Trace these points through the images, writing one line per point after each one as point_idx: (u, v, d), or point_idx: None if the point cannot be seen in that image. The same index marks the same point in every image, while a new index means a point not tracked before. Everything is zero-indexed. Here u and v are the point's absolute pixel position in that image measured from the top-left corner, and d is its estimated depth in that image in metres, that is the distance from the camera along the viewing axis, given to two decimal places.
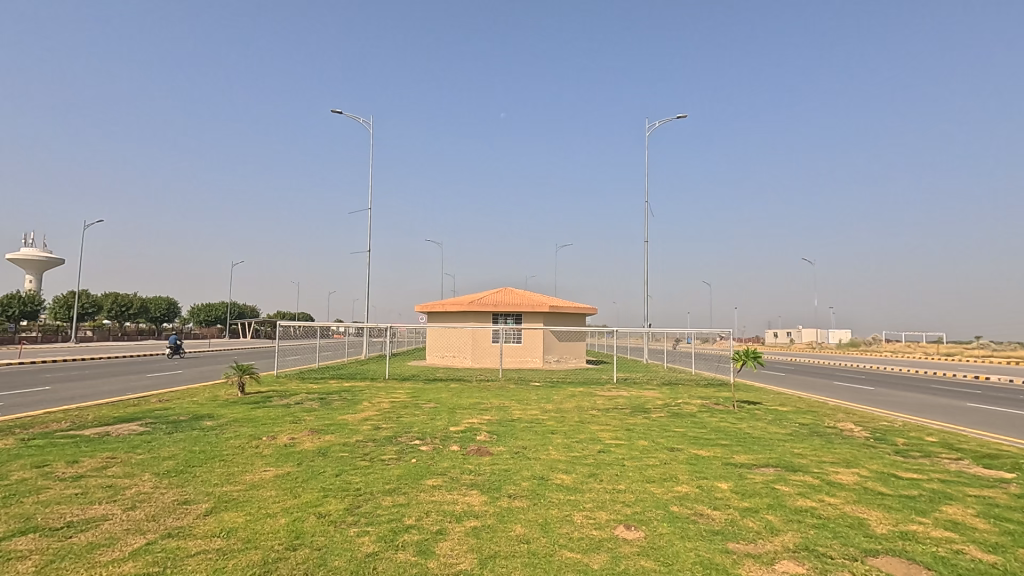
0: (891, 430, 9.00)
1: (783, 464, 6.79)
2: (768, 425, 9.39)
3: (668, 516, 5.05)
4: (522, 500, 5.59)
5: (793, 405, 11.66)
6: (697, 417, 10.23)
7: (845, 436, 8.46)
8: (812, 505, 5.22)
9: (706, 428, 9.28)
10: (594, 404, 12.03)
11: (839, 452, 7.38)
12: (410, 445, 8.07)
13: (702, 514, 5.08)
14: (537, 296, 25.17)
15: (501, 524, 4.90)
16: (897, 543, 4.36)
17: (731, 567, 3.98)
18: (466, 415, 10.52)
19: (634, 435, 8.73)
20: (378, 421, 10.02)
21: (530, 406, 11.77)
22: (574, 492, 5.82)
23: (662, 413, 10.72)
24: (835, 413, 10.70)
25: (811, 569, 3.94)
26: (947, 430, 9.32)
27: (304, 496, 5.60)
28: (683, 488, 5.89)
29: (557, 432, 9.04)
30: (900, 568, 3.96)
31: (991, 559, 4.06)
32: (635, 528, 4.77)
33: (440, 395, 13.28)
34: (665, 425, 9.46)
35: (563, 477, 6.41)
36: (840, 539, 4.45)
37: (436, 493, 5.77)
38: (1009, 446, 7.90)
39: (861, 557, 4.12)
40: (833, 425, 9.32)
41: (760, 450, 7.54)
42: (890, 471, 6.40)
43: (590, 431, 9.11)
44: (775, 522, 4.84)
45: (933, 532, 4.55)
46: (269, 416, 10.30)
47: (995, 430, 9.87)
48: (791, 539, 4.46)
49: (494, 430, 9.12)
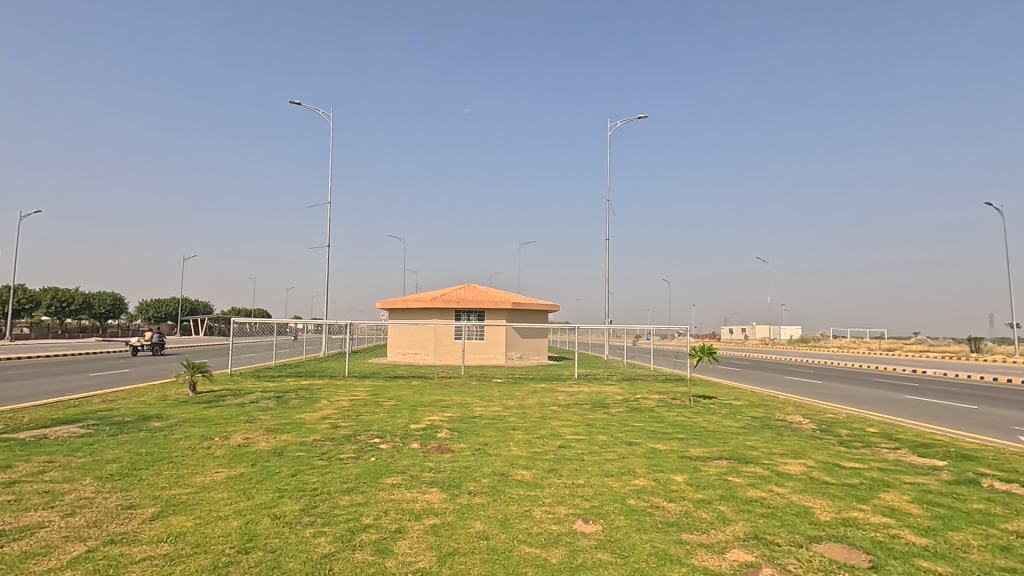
0: (836, 422, 9.42)
1: (735, 457, 7.02)
2: (723, 418, 9.69)
3: (625, 509, 5.15)
4: (482, 496, 5.58)
5: (747, 400, 12.04)
6: (655, 412, 10.49)
7: (794, 428, 8.82)
8: (762, 496, 5.42)
9: (664, 422, 9.52)
10: (556, 399, 12.18)
11: (788, 444, 7.69)
12: (369, 444, 7.96)
13: (658, 507, 5.21)
14: (502, 292, 25.06)
15: (460, 521, 4.90)
16: (839, 530, 4.57)
17: (684, 558, 4.09)
18: (428, 412, 10.42)
19: (593, 431, 8.87)
20: (336, 420, 9.83)
21: (492, 402, 11.79)
22: (534, 488, 5.86)
23: (621, 408, 10.97)
24: (786, 406, 11.13)
25: (759, 557, 4.09)
26: (887, 421, 9.81)
27: (257, 497, 5.45)
28: (641, 481, 6.03)
29: (518, 429, 9.11)
30: (843, 553, 4.14)
31: (923, 543, 4.31)
32: (593, 522, 4.85)
33: (402, 392, 13.17)
34: (624, 420, 9.64)
35: (523, 473, 6.44)
36: (787, 527, 4.64)
37: (395, 492, 5.71)
38: (943, 436, 8.35)
39: (805, 543, 4.30)
40: (782, 418, 9.68)
41: (714, 444, 7.76)
42: (834, 461, 6.70)
43: (550, 427, 9.22)
44: (727, 513, 5.00)
45: (872, 519, 4.80)
46: (222, 415, 9.98)
47: (932, 421, 10.41)
48: (741, 528, 4.62)
49: (456, 428, 9.07)
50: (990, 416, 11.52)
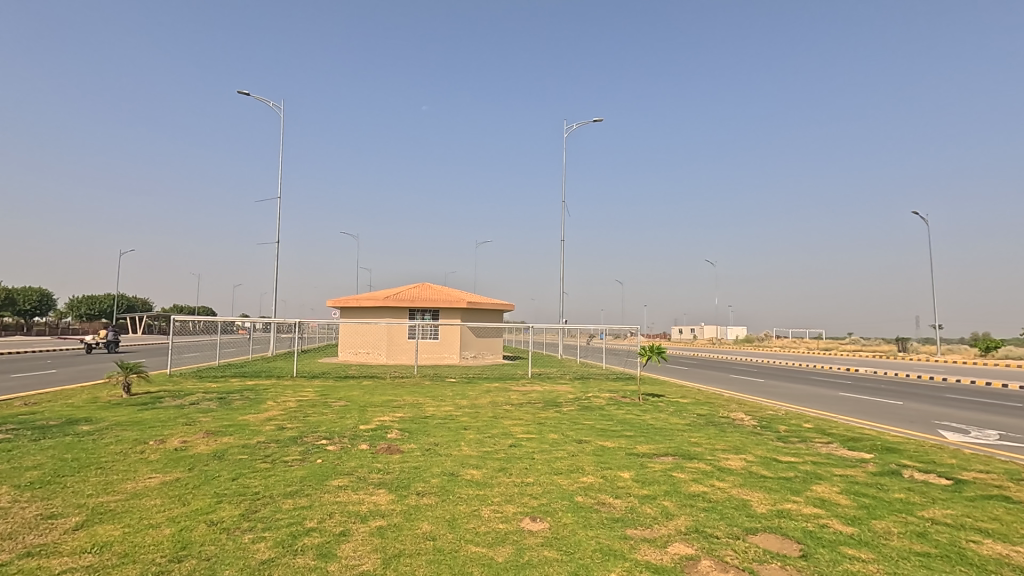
0: (775, 418, 9.85)
1: (680, 453, 7.23)
2: (670, 416, 9.97)
3: (572, 506, 5.22)
4: (430, 497, 5.53)
5: (693, 398, 12.41)
6: (606, 410, 10.70)
7: (736, 425, 9.17)
8: (704, 490, 5.61)
9: (613, 419, 9.71)
10: (509, 399, 12.21)
11: (730, 440, 7.98)
12: (316, 445, 7.75)
13: (604, 503, 5.30)
14: (457, 292, 24.93)
15: (407, 522, 4.84)
16: (773, 521, 4.78)
17: (628, 553, 4.18)
18: (378, 413, 10.25)
19: (544, 429, 8.94)
20: (282, 421, 9.53)
21: (445, 402, 11.70)
22: (483, 487, 5.86)
23: (573, 406, 11.12)
24: (730, 404, 11.56)
25: (698, 549, 4.22)
26: (822, 417, 10.34)
27: (194, 503, 5.22)
28: (589, 479, 6.12)
29: (470, 428, 9.08)
30: (776, 544, 4.33)
31: (849, 531, 4.56)
32: (540, 520, 4.89)
33: (352, 392, 12.90)
34: (575, 418, 9.77)
35: (472, 473, 6.43)
36: (726, 520, 4.81)
37: (341, 494, 5.58)
38: (872, 431, 8.86)
39: (742, 535, 4.48)
40: (725, 415, 10.05)
41: (661, 440, 7.97)
42: (772, 456, 7.00)
43: (502, 426, 9.24)
44: (670, 508, 5.14)
45: (804, 509, 5.04)
46: (159, 418, 9.51)
47: (863, 417, 11.04)
48: (683, 522, 4.76)
49: (406, 428, 8.96)
50: (914, 411, 12.33)
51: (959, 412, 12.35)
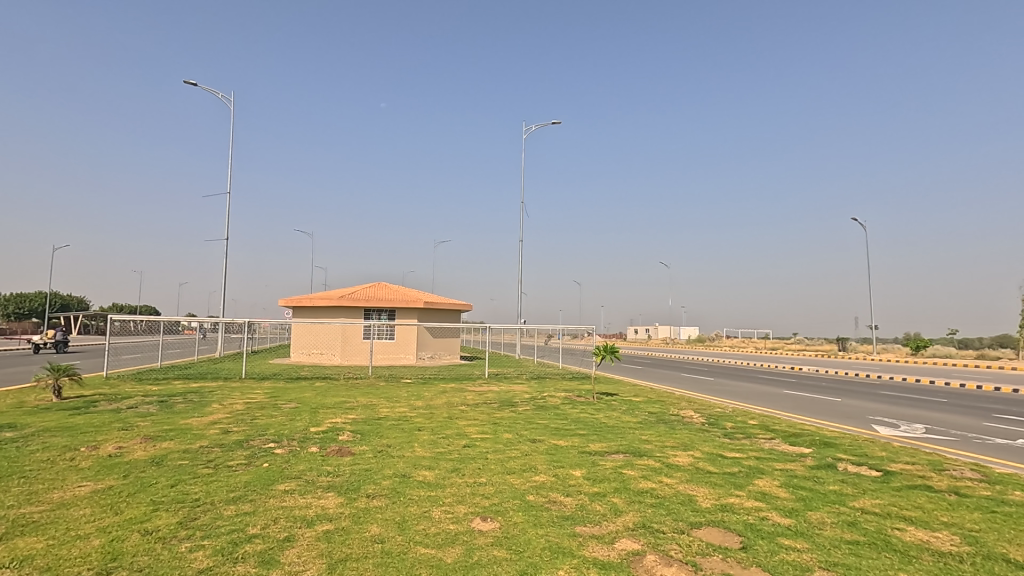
0: (722, 415, 10.19)
1: (631, 450, 7.38)
2: (623, 414, 10.16)
3: (524, 505, 5.24)
4: (380, 499, 5.45)
5: (646, 396, 12.69)
6: (561, 409, 10.80)
7: (685, 422, 9.43)
8: (652, 486, 5.74)
9: (567, 419, 9.81)
10: (464, 399, 12.16)
11: (679, 437, 8.21)
12: (263, 449, 7.51)
13: (555, 502, 5.35)
14: (415, 292, 24.67)
15: (355, 525, 4.75)
16: (717, 515, 4.94)
17: (576, 550, 4.23)
18: (330, 414, 10.03)
19: (499, 429, 8.96)
20: (228, 425, 9.18)
21: (399, 403, 11.55)
22: (435, 488, 5.82)
23: (528, 406, 11.17)
24: (680, 402, 11.87)
25: (644, 545, 4.31)
26: (766, 414, 10.76)
27: (127, 512, 4.96)
28: (541, 478, 6.17)
29: (424, 429, 9.00)
30: (718, 537, 4.47)
31: (786, 522, 4.76)
32: (491, 519, 4.90)
33: (303, 394, 12.56)
34: (530, 418, 9.82)
35: (425, 474, 6.36)
36: (672, 515, 4.94)
37: (287, 498, 5.42)
38: (811, 426, 9.29)
39: (686, 529, 4.61)
40: (676, 413, 10.32)
41: (613, 438, 8.11)
42: (718, 452, 7.24)
43: (457, 427, 9.20)
44: (619, 504, 5.24)
45: (746, 503, 5.23)
46: (92, 423, 9.00)
47: (805, 414, 11.55)
48: (631, 518, 4.86)
49: (358, 430, 8.80)
50: (850, 407, 12.99)
51: (890, 408, 13.12)
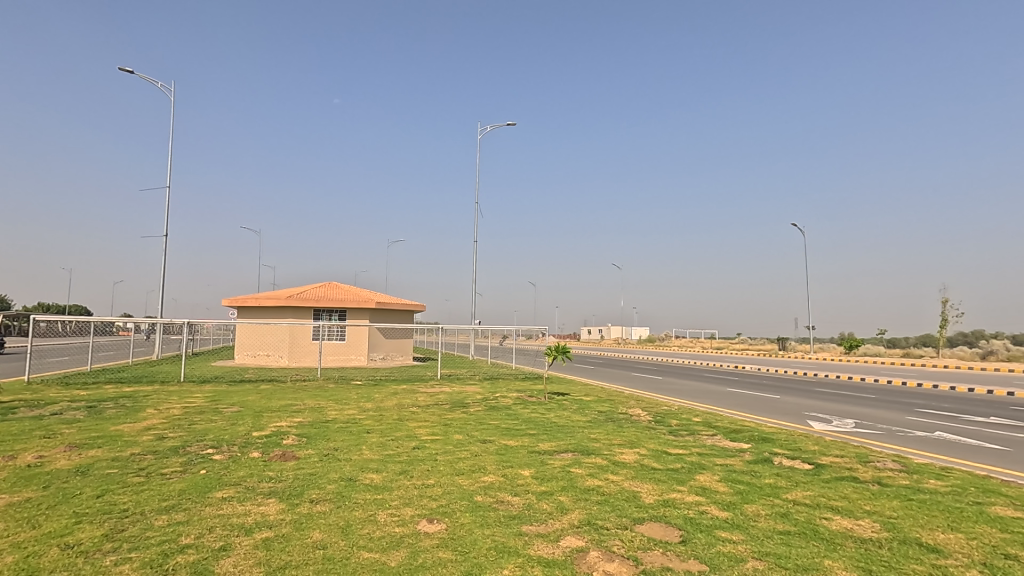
0: (669, 413, 10.48)
1: (579, 449, 7.49)
2: (573, 413, 10.31)
3: (471, 506, 5.24)
4: (324, 504, 5.32)
5: (597, 396, 12.90)
6: (512, 409, 10.84)
7: (633, 420, 9.66)
8: (598, 484, 5.84)
9: (518, 419, 9.86)
10: (416, 400, 12.02)
11: (626, 435, 8.40)
12: (201, 455, 7.19)
13: (502, 501, 5.37)
14: (367, 292, 24.21)
15: (297, 532, 4.61)
16: (659, 510, 5.08)
17: (521, 549, 4.25)
18: (274, 418, 9.70)
19: (450, 430, 8.91)
20: (163, 430, 8.74)
21: (348, 405, 11.30)
22: (382, 491, 5.72)
23: (480, 406, 11.16)
24: (629, 400, 12.14)
25: (588, 541, 4.39)
26: (710, 411, 11.13)
27: (46, 525, 4.64)
28: (490, 478, 6.18)
29: (372, 431, 8.85)
30: (660, 531, 4.60)
31: (724, 515, 4.94)
32: (437, 521, 4.86)
33: (247, 397, 12.10)
34: (481, 419, 9.80)
35: (372, 477, 6.25)
36: (616, 512, 5.04)
37: (225, 506, 5.22)
38: (751, 423, 9.69)
39: (630, 525, 4.71)
40: (624, 412, 10.55)
41: (562, 437, 8.21)
42: (663, 449, 7.45)
43: (407, 429, 9.08)
44: (566, 503, 5.30)
45: (687, 498, 5.40)
46: (10, 431, 8.37)
47: (746, 410, 12.04)
48: (576, 516, 4.93)
49: (304, 434, 8.55)
50: (788, 404, 13.61)
51: (824, 404, 13.84)
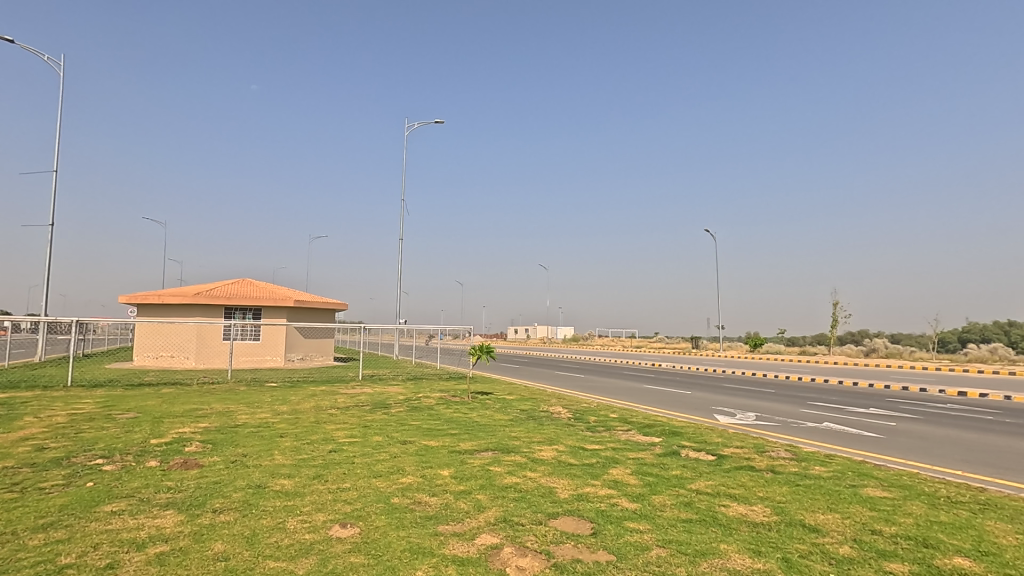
0: (587, 410, 10.82)
1: (500, 447, 7.57)
2: (495, 412, 10.39)
3: (387, 508, 5.15)
4: (229, 513, 5.04)
5: (520, 394, 13.07)
6: (435, 410, 10.75)
7: (553, 417, 9.89)
8: (516, 481, 5.94)
9: (440, 418, 9.81)
10: (334, 402, 11.64)
11: (546, 432, 8.59)
12: (89, 466, 6.58)
13: (419, 502, 5.32)
14: (285, 290, 23.13)
15: (196, 544, 4.34)
16: (573, 505, 5.24)
17: (436, 549, 4.24)
18: (176, 424, 9.05)
19: (369, 432, 8.70)
20: (43, 440, 7.90)
21: (261, 409, 10.75)
22: (292, 497, 5.50)
23: (401, 407, 10.99)
24: (550, 398, 12.41)
25: (503, 538, 4.44)
26: (627, 407, 11.59)
27: None
28: (408, 479, 6.10)
29: (286, 435, 8.48)
30: (572, 525, 4.74)
31: (633, 506, 5.18)
32: (350, 525, 4.75)
33: (146, 402, 11.20)
34: (402, 419, 9.66)
35: (283, 482, 5.99)
36: (532, 507, 5.15)
37: (115, 520, 4.81)
38: (663, 417, 10.19)
39: (544, 520, 4.83)
40: (545, 409, 10.78)
41: (483, 436, 8.25)
42: (580, 445, 7.69)
43: (323, 432, 8.77)
44: (483, 501, 5.34)
45: (600, 491, 5.61)
46: None
47: (660, 406, 12.64)
48: (493, 514, 4.98)
49: (209, 440, 8.04)
50: (699, 399, 14.44)
51: (730, 399, 14.81)
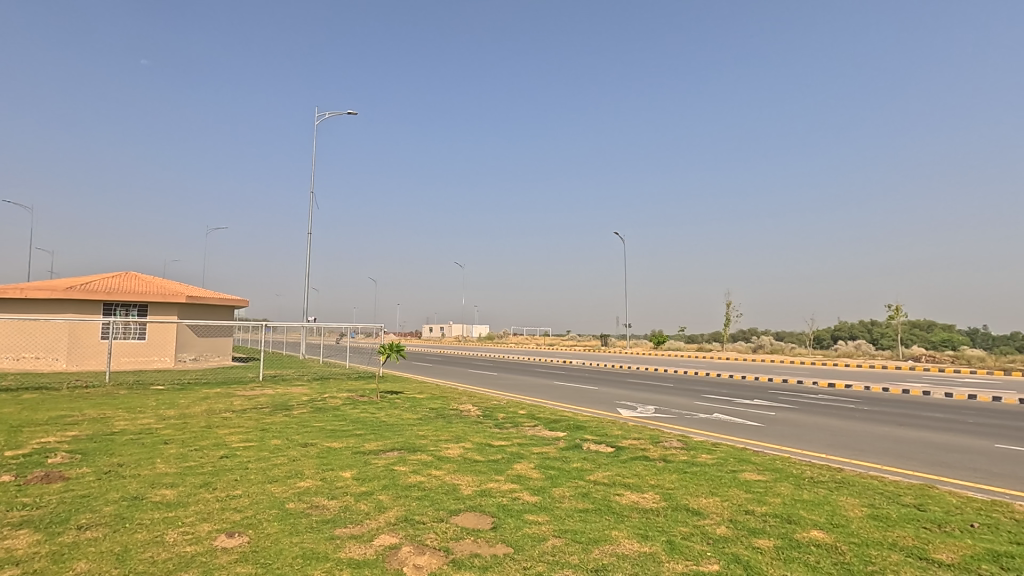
0: (497, 407, 10.96)
1: (406, 446, 7.47)
2: (404, 412, 10.23)
3: (281, 514, 4.91)
4: (97, 529, 4.58)
5: (430, 393, 12.96)
6: (340, 410, 10.40)
7: (462, 415, 9.91)
8: (420, 480, 5.89)
9: (346, 419, 9.50)
10: (230, 405, 10.92)
11: (454, 430, 8.59)
12: None
13: (317, 506, 5.13)
14: (177, 285, 21.34)
15: (54, 566, 3.91)
16: (476, 500, 5.29)
17: (331, 553, 4.11)
18: (39, 433, 8.07)
19: (267, 435, 8.25)
20: None
21: (143, 414, 9.85)
22: (175, 507, 5.11)
23: (304, 408, 10.52)
24: (461, 397, 12.42)
25: (402, 538, 4.40)
26: (536, 404, 11.85)
27: None
28: (306, 483, 5.86)
29: (171, 442, 7.83)
30: (473, 520, 4.78)
31: (533, 499, 5.32)
32: (239, 534, 4.49)
33: (2, 410, 9.89)
34: (304, 421, 9.26)
35: (164, 493, 5.54)
36: (434, 505, 5.14)
37: None
38: (569, 412, 10.53)
39: (446, 517, 4.83)
40: (455, 407, 10.78)
41: (389, 436, 8.10)
42: (486, 441, 7.77)
43: (215, 437, 8.20)
44: (384, 501, 5.25)
45: (503, 486, 5.71)
46: None
47: (567, 402, 13.04)
48: (393, 514, 4.91)
49: (79, 450, 7.25)
50: (604, 394, 15.06)
51: (633, 393, 15.59)
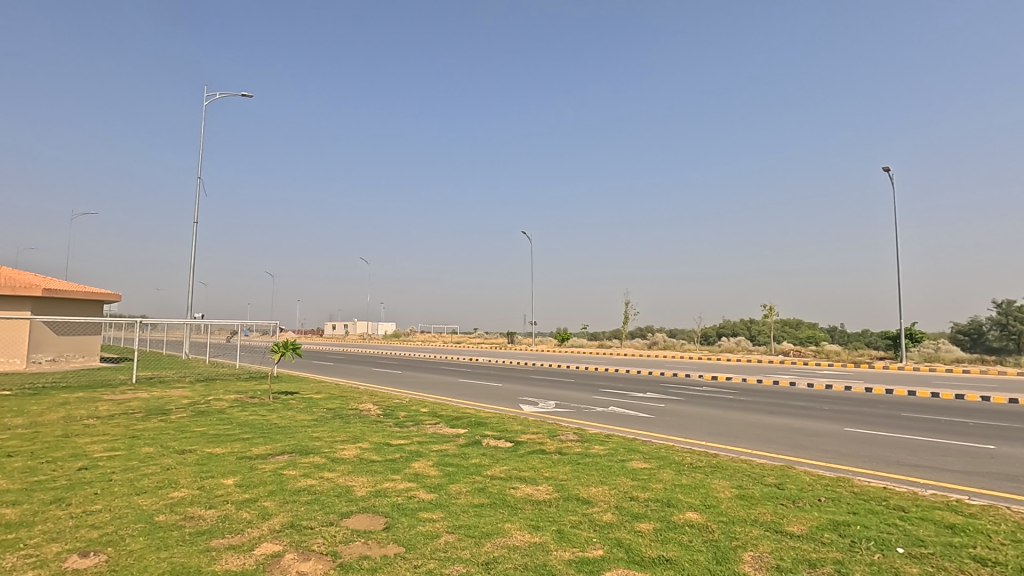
0: (398, 406, 10.75)
1: (298, 449, 7.11)
2: (298, 413, 9.74)
3: (148, 528, 4.48)
4: None
5: (329, 393, 12.44)
6: (226, 413, 9.70)
7: (361, 415, 9.62)
8: (310, 483, 5.64)
9: (232, 423, 8.87)
10: (94, 410, 9.80)
11: (351, 430, 8.31)
12: None
13: (192, 517, 4.74)
14: (31, 277, 18.77)
15: None
16: (369, 501, 5.15)
17: (204, 566, 3.82)
18: None
19: (138, 443, 7.50)
20: None
21: None
22: (16, 528, 4.48)
23: (184, 413, 9.68)
24: (361, 396, 12.04)
25: (286, 545, 4.18)
26: (438, 401, 11.77)
27: None
28: (181, 493, 5.39)
29: (17, 455, 6.87)
30: (365, 522, 4.65)
31: (429, 497, 5.28)
32: (95, 553, 4.04)
33: None
34: (183, 426, 8.51)
35: (3, 513, 4.84)
36: (324, 509, 4.94)
37: None
38: (471, 409, 10.57)
39: (336, 520, 4.66)
40: (354, 407, 10.43)
41: (280, 439, 7.67)
42: (385, 441, 7.60)
43: (73, 446, 7.31)
44: (270, 508, 4.96)
45: (399, 485, 5.62)
46: None
47: (471, 399, 13.08)
48: (279, 520, 4.66)
49: None
50: (508, 391, 15.28)
51: (536, 389, 15.98)
